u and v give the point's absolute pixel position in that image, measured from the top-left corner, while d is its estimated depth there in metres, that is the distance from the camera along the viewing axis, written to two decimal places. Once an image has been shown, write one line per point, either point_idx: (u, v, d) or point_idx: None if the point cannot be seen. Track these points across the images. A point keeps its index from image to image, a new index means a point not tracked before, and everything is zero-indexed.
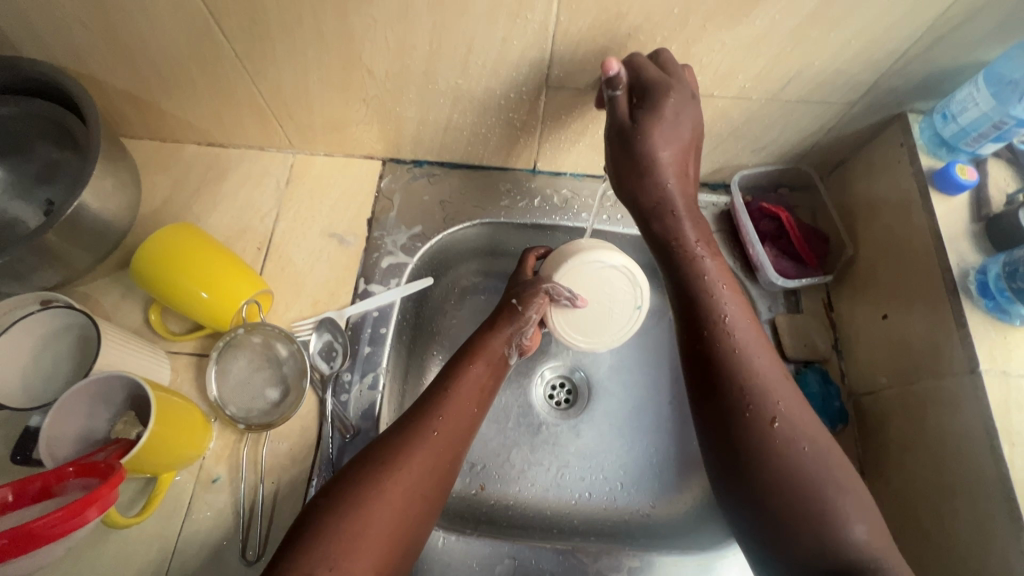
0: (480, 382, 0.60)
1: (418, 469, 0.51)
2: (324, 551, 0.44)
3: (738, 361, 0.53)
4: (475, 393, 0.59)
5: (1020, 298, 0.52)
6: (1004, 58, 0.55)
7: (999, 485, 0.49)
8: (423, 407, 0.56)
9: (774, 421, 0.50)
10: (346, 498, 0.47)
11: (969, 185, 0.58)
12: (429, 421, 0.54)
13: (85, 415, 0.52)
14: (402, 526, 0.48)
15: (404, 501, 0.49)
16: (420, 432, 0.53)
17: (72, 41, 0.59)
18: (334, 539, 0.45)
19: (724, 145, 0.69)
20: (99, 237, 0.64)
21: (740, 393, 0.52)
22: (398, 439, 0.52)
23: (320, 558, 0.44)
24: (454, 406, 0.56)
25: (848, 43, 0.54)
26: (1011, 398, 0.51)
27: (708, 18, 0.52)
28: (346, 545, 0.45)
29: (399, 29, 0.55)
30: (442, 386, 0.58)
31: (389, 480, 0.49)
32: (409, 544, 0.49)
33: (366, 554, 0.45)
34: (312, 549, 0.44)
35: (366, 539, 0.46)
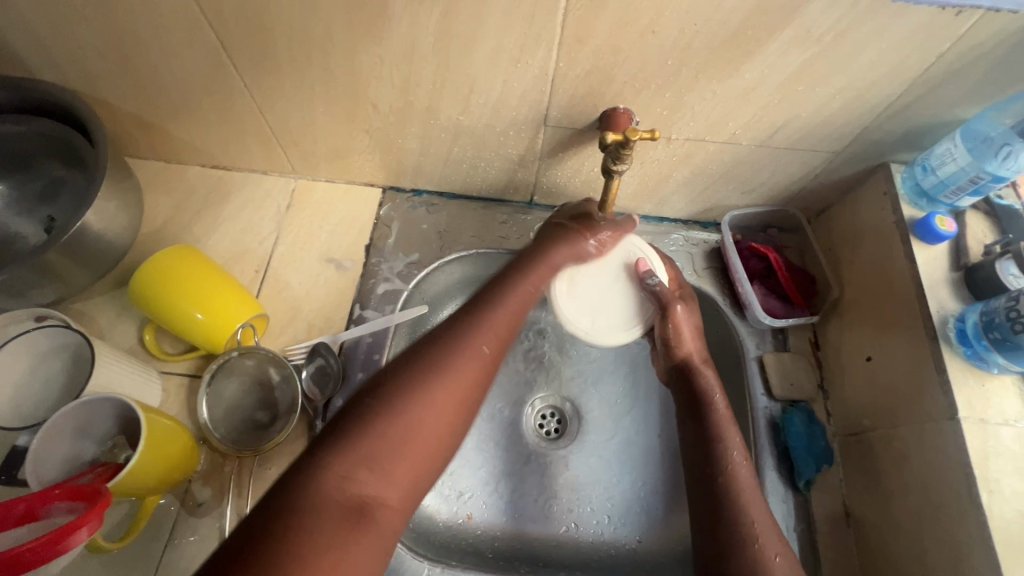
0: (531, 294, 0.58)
1: (466, 378, 0.49)
2: (364, 454, 0.42)
3: (744, 500, 0.55)
4: (522, 308, 0.57)
5: (997, 348, 0.53)
6: (979, 117, 0.58)
7: (978, 534, 0.50)
8: (475, 313, 0.54)
9: (775, 557, 0.51)
10: (395, 397, 0.45)
11: (947, 236, 0.60)
12: (477, 325, 0.52)
13: (75, 437, 0.52)
14: (448, 432, 0.47)
15: (451, 410, 0.47)
16: (469, 340, 0.51)
17: (86, 67, 0.61)
18: (377, 438, 0.43)
19: (716, 186, 0.71)
20: (100, 255, 0.64)
21: (744, 527, 0.53)
22: (450, 344, 0.50)
23: (360, 458, 0.42)
24: (500, 315, 0.54)
25: (833, 97, 0.56)
26: (989, 446, 0.52)
27: (699, 70, 0.54)
28: (387, 446, 0.43)
29: (404, 68, 0.57)
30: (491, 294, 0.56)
31: (437, 385, 0.47)
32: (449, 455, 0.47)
33: (408, 460, 0.44)
34: (353, 449, 0.42)
35: (410, 442, 0.44)
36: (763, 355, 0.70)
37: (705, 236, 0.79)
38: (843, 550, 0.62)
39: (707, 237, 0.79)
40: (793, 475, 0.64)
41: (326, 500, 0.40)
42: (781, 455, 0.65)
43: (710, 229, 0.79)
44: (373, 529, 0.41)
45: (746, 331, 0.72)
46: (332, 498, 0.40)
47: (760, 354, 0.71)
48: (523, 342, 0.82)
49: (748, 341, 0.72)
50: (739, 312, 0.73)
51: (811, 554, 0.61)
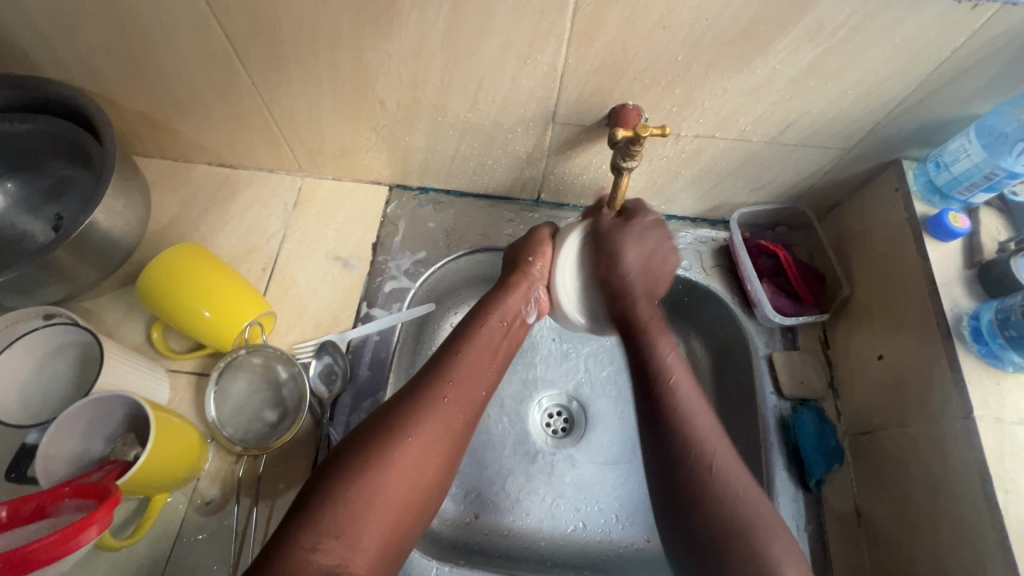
0: (494, 345, 0.62)
1: (429, 440, 0.52)
2: (329, 522, 0.46)
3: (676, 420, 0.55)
4: (485, 359, 0.60)
5: (1013, 345, 0.53)
6: (993, 112, 0.57)
7: (995, 535, 0.49)
8: (435, 368, 0.58)
9: (712, 468, 0.52)
10: (357, 462, 0.49)
11: (961, 233, 0.59)
12: (440, 386, 0.56)
13: (83, 434, 0.52)
14: (412, 495, 0.50)
15: (412, 474, 0.51)
16: (431, 403, 0.54)
17: (94, 65, 0.61)
18: (342, 508, 0.47)
19: (724, 183, 0.71)
20: (107, 254, 0.64)
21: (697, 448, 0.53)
22: (411, 409, 0.53)
23: (326, 528, 0.45)
24: (466, 371, 0.58)
25: (845, 93, 0.56)
26: (1005, 445, 0.52)
27: (710, 65, 0.54)
28: (352, 515, 0.47)
29: (411, 65, 0.57)
30: (453, 348, 0.60)
31: (399, 450, 0.51)
32: (416, 514, 0.51)
33: (374, 524, 0.47)
34: (317, 521, 0.46)
35: (375, 508, 0.48)
36: (772, 354, 0.70)
37: (713, 234, 0.78)
38: (854, 551, 0.61)
39: (715, 235, 0.78)
40: (804, 474, 0.63)
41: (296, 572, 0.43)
42: (791, 454, 0.65)
43: (718, 227, 0.78)
44: None
45: (755, 330, 0.72)
46: (302, 569, 0.43)
47: (770, 353, 0.70)
48: (526, 339, 0.81)
49: (758, 339, 0.71)
50: (748, 311, 0.73)
51: (821, 555, 0.61)
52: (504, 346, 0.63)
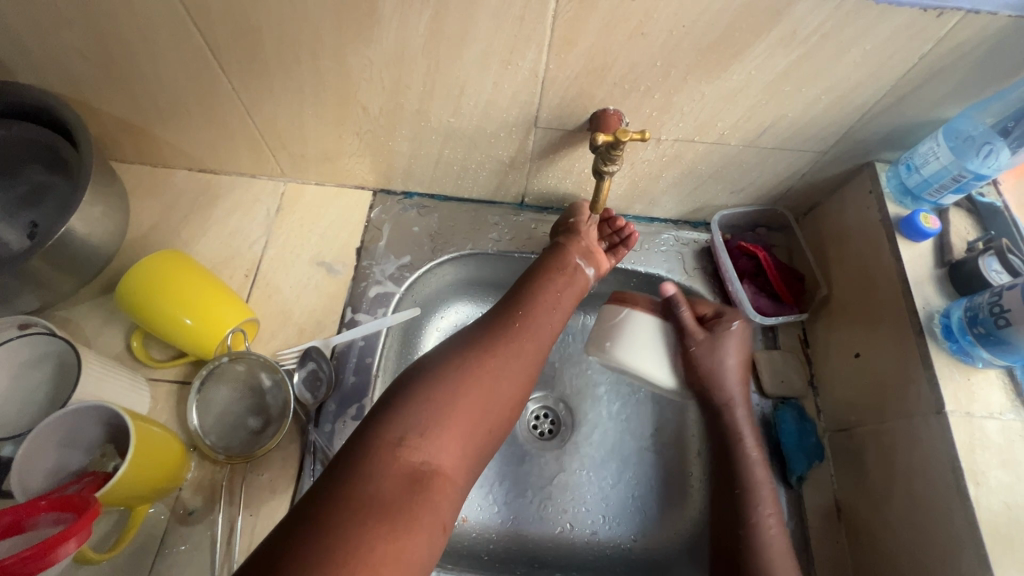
0: (561, 294, 0.62)
1: (503, 360, 0.53)
2: (414, 420, 0.46)
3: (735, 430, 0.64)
4: (557, 303, 0.61)
5: (982, 342, 0.55)
6: (961, 116, 0.59)
7: (968, 525, 0.50)
8: (508, 301, 0.59)
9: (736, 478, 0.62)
10: (435, 374, 0.50)
11: (932, 233, 0.62)
12: (510, 316, 0.57)
13: (61, 447, 0.51)
14: (492, 407, 0.50)
15: (491, 388, 0.51)
16: (503, 331, 0.55)
17: (69, 70, 0.60)
18: (423, 408, 0.47)
19: (705, 186, 0.72)
20: (84, 261, 0.63)
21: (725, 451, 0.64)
22: (485, 334, 0.55)
23: (410, 426, 0.46)
24: (536, 310, 0.58)
25: (819, 98, 0.57)
26: (975, 438, 0.53)
27: (688, 71, 0.55)
28: (435, 417, 0.47)
29: (394, 70, 0.57)
30: (522, 290, 0.61)
31: (475, 365, 0.51)
32: (493, 427, 0.50)
33: (455, 429, 0.47)
34: (402, 417, 0.46)
35: (454, 413, 0.48)
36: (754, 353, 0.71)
37: (695, 236, 0.79)
38: (835, 544, 0.62)
39: (697, 237, 0.79)
40: (785, 470, 0.65)
41: (385, 464, 0.43)
42: (772, 451, 0.66)
43: (700, 229, 0.80)
44: (430, 492, 0.43)
45: None
46: (390, 464, 0.43)
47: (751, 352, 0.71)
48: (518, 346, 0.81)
49: None
50: None
51: (803, 551, 0.61)
52: (574, 298, 0.64)
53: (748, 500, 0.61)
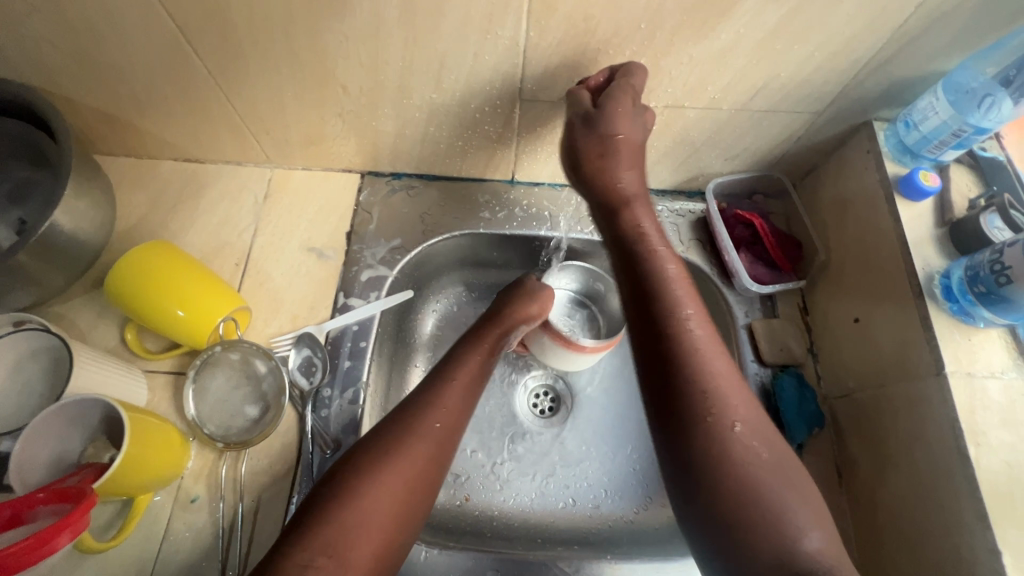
0: (478, 373, 0.59)
1: (414, 458, 0.49)
2: (324, 540, 0.43)
3: (702, 360, 0.48)
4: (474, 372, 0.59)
5: (983, 301, 0.53)
6: (960, 68, 0.57)
7: (968, 485, 0.50)
8: (434, 382, 0.56)
9: (737, 424, 0.46)
10: (357, 476, 0.47)
11: (932, 191, 0.60)
12: (438, 400, 0.54)
13: (59, 440, 0.51)
14: (404, 513, 0.47)
15: (401, 494, 0.47)
16: (418, 421, 0.51)
17: (42, 60, 0.59)
18: (335, 525, 0.44)
19: (698, 153, 0.70)
20: (73, 255, 0.63)
21: (701, 391, 0.47)
22: (405, 424, 0.51)
23: (319, 547, 0.43)
24: (450, 398, 0.54)
25: (813, 55, 0.55)
26: (976, 398, 0.52)
27: (674, 32, 0.53)
28: (346, 534, 0.44)
29: (370, 46, 0.55)
30: (443, 375, 0.57)
31: (391, 465, 0.48)
32: (408, 529, 0.48)
33: (365, 543, 0.44)
34: (311, 537, 0.43)
35: (367, 527, 0.45)
36: (751, 323, 0.70)
37: (691, 207, 0.77)
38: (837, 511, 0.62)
39: (692, 207, 0.77)
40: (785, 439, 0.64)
41: None
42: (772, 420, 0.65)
43: (695, 199, 0.78)
44: None
45: (734, 300, 0.72)
46: None
47: (750, 322, 0.70)
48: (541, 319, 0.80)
49: (737, 309, 0.71)
50: (727, 281, 0.73)
51: None
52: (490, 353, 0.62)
53: (747, 473, 0.44)
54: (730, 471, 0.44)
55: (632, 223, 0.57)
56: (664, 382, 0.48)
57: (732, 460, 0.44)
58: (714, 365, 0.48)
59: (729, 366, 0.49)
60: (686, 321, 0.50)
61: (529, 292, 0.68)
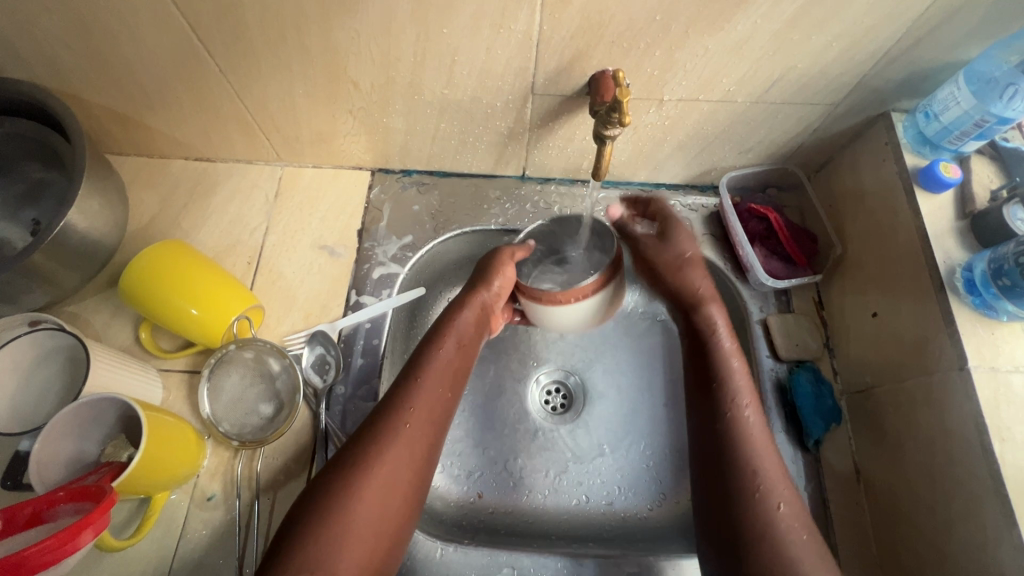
0: (453, 365, 0.57)
1: (387, 472, 0.48)
2: (305, 562, 0.43)
3: (753, 449, 0.52)
4: (446, 381, 0.56)
5: (1007, 294, 0.52)
6: (982, 57, 0.56)
7: (992, 481, 0.49)
8: (399, 391, 0.53)
9: (781, 505, 0.49)
10: (331, 494, 0.46)
11: (952, 183, 0.59)
12: (400, 413, 0.52)
13: (77, 439, 0.52)
14: (386, 523, 0.47)
15: (378, 508, 0.47)
16: (389, 427, 0.51)
17: (54, 60, 0.59)
18: (310, 550, 0.43)
19: (712, 147, 0.69)
20: (87, 254, 0.63)
21: (750, 476, 0.50)
22: (370, 436, 0.50)
23: (301, 566, 0.43)
24: (422, 396, 0.53)
25: (831, 45, 0.54)
26: (1001, 393, 0.51)
27: (690, 23, 0.52)
28: (324, 556, 0.43)
29: (382, 42, 0.55)
30: (406, 383, 0.54)
31: (367, 478, 0.47)
32: (392, 545, 0.48)
33: (350, 557, 0.44)
34: (294, 558, 0.43)
35: (349, 541, 0.45)
36: (767, 318, 0.69)
37: (703, 201, 0.77)
38: (855, 506, 0.62)
39: (705, 202, 0.77)
40: (802, 435, 0.64)
41: None
42: (788, 416, 0.65)
43: (708, 193, 0.77)
44: None
45: (749, 295, 0.71)
46: None
47: (765, 317, 0.70)
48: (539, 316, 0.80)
49: (752, 304, 0.71)
50: (741, 275, 0.72)
51: (823, 514, 0.61)
52: (467, 359, 0.59)
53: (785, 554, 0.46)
54: (770, 552, 0.46)
55: (707, 320, 0.59)
56: (717, 468, 0.52)
57: (771, 542, 0.47)
58: (763, 452, 0.51)
59: (775, 452, 0.52)
60: (741, 412, 0.54)
61: (490, 268, 0.63)
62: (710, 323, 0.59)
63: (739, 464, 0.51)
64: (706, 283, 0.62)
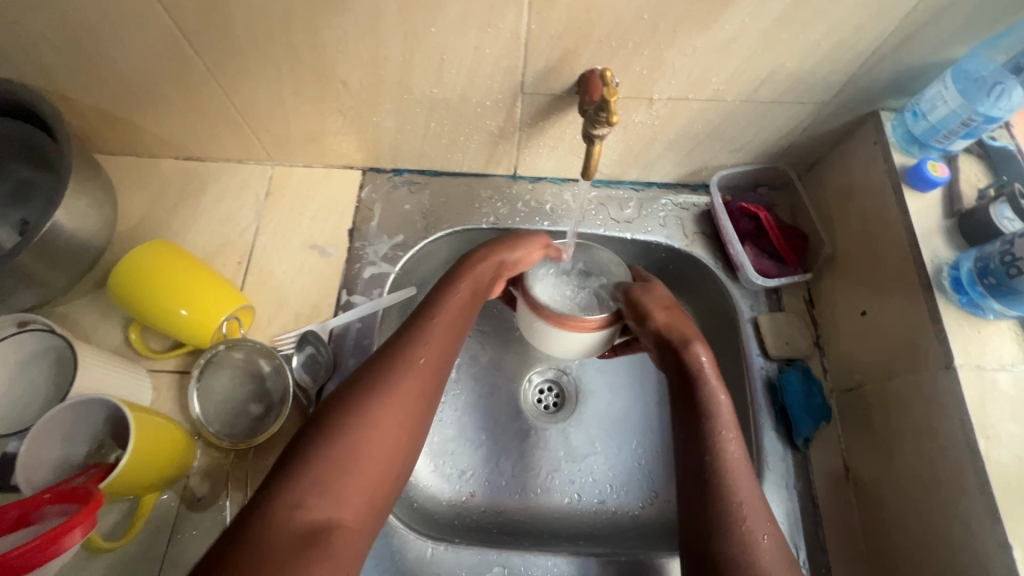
0: (458, 323, 0.55)
1: (403, 396, 0.48)
2: (313, 480, 0.42)
3: (733, 478, 0.50)
4: (450, 345, 0.54)
5: (993, 293, 0.53)
6: (970, 56, 0.56)
7: (976, 478, 0.50)
8: (411, 328, 0.53)
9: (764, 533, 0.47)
10: (345, 415, 0.46)
11: (940, 182, 0.59)
12: (415, 348, 0.51)
13: (65, 441, 0.51)
14: (394, 458, 0.47)
15: (392, 441, 0.47)
16: (401, 364, 0.50)
17: (41, 59, 0.58)
18: (322, 467, 0.43)
19: (702, 146, 0.70)
20: (75, 255, 0.63)
21: (733, 502, 0.48)
22: (386, 364, 0.50)
23: (309, 487, 0.42)
24: (431, 345, 0.52)
25: (819, 44, 0.54)
26: (986, 391, 0.52)
27: (678, 22, 0.52)
28: (336, 476, 0.43)
29: (370, 41, 0.55)
30: (421, 319, 0.54)
31: (379, 411, 0.47)
32: (399, 476, 0.47)
33: (357, 486, 0.44)
34: (301, 477, 0.42)
35: (351, 478, 0.44)
36: (757, 317, 0.70)
37: (695, 199, 0.77)
38: (844, 504, 0.62)
39: (697, 200, 0.77)
40: (792, 433, 0.64)
41: (276, 532, 0.39)
42: (778, 414, 0.65)
43: (700, 191, 0.77)
44: (328, 555, 0.41)
45: (739, 294, 0.71)
46: (283, 527, 0.40)
47: (755, 315, 0.70)
48: None
49: (742, 303, 0.71)
50: (731, 274, 0.72)
51: (811, 512, 0.61)
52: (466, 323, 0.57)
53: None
54: None
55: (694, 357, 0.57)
56: (696, 493, 0.50)
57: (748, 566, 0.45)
58: (744, 482, 0.50)
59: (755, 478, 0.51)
60: (724, 441, 0.52)
61: (524, 239, 0.61)
62: (694, 359, 0.57)
63: (726, 509, 0.48)
64: (689, 324, 0.60)
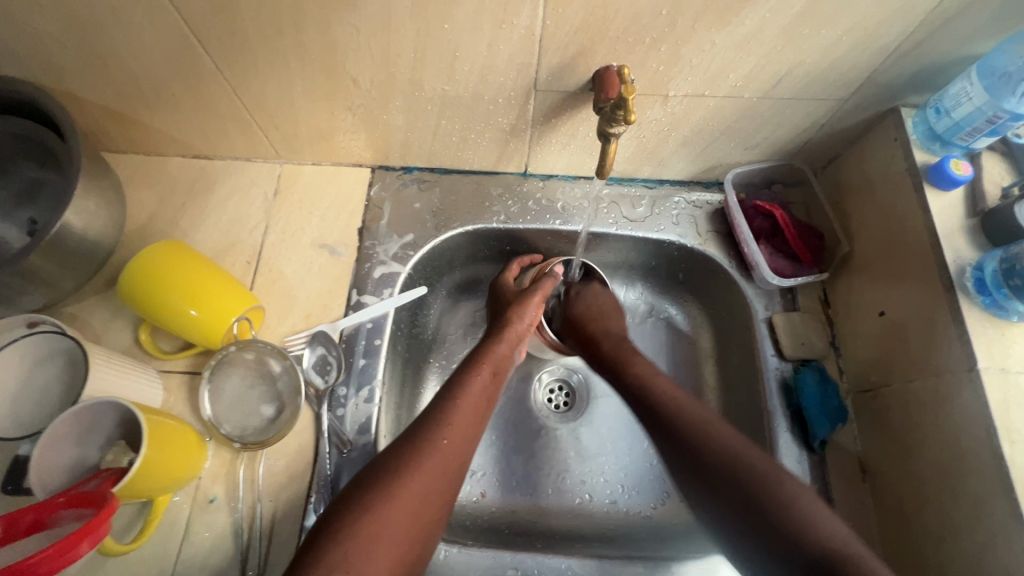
0: (487, 394, 0.59)
1: (428, 474, 0.50)
2: (342, 555, 0.43)
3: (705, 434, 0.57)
4: (474, 422, 0.56)
5: (1018, 295, 0.51)
6: (996, 51, 0.54)
7: (1001, 483, 0.49)
8: (437, 409, 0.56)
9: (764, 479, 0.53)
10: (373, 491, 0.48)
11: (963, 180, 0.58)
12: (439, 429, 0.54)
13: (75, 444, 0.51)
14: (416, 530, 0.48)
15: (413, 516, 0.48)
16: (427, 444, 0.52)
17: (48, 57, 0.58)
18: (351, 541, 0.44)
19: (717, 143, 0.68)
20: (84, 255, 0.62)
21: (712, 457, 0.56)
22: (412, 442, 0.52)
23: (337, 561, 0.43)
24: (456, 420, 0.55)
25: (840, 40, 0.53)
26: (1011, 395, 0.51)
27: (697, 18, 0.51)
28: (361, 550, 0.44)
29: (381, 38, 0.54)
30: (447, 397, 0.57)
31: (405, 484, 0.49)
32: (421, 548, 0.48)
33: (382, 559, 0.45)
34: (333, 551, 0.43)
35: (376, 552, 0.45)
36: (772, 316, 0.69)
37: (708, 197, 0.76)
38: (861, 507, 0.61)
39: (710, 198, 0.76)
40: (808, 435, 0.63)
41: None
42: (794, 415, 0.64)
43: (713, 189, 0.76)
44: None
45: (754, 293, 0.70)
46: None
47: (770, 315, 0.69)
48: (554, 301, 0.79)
49: (757, 302, 0.70)
50: (746, 273, 0.71)
51: None
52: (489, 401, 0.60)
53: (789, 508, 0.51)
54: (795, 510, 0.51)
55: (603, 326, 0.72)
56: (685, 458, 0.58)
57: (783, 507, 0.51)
58: (712, 436, 0.57)
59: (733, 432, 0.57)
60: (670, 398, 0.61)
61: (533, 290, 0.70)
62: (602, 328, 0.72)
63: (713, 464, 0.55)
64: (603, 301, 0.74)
